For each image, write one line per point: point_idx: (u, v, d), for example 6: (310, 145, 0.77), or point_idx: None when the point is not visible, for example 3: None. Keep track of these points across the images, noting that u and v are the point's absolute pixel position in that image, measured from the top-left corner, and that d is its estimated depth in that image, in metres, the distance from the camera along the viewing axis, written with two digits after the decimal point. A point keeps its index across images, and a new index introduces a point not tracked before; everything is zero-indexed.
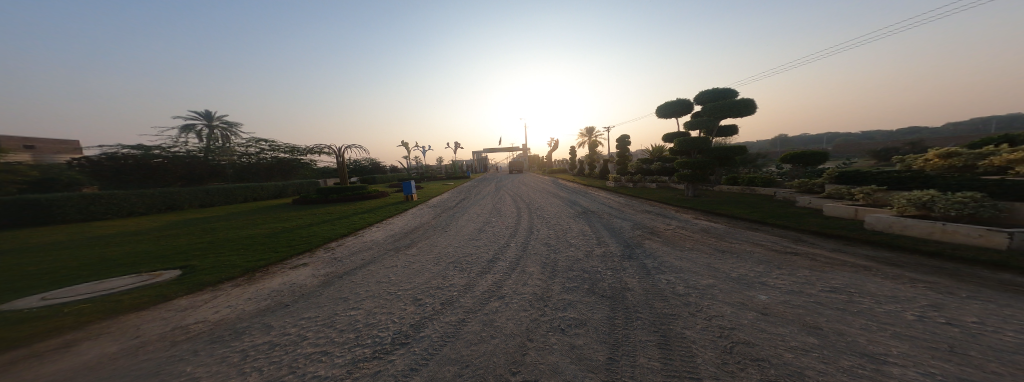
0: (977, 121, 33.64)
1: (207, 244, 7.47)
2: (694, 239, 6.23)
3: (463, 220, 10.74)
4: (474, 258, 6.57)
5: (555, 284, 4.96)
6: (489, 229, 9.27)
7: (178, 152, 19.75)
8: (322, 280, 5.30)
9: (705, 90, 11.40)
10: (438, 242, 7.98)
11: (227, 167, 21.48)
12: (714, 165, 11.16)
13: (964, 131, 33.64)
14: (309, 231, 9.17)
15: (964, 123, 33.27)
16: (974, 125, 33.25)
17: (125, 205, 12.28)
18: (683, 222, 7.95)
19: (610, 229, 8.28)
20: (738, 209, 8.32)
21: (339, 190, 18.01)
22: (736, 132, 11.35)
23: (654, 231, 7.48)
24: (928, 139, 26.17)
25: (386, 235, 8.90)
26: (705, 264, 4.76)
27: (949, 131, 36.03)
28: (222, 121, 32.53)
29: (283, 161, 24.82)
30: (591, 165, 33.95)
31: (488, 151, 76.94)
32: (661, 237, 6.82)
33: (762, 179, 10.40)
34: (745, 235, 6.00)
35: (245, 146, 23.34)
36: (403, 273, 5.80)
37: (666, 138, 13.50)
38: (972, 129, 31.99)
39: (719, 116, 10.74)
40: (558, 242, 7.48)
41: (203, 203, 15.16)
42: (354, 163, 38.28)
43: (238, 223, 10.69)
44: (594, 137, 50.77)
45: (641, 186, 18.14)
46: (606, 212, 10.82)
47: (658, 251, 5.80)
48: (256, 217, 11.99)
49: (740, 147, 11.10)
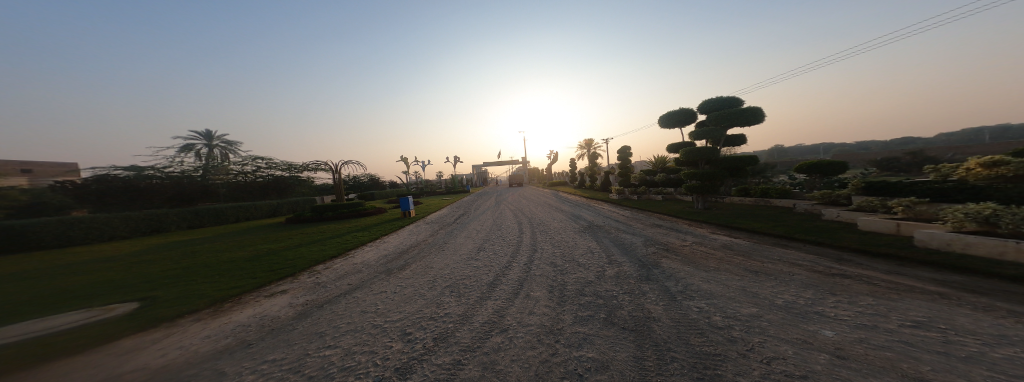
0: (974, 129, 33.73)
1: (181, 270, 6.82)
2: (717, 257, 5.60)
3: (462, 237, 10.09)
4: (473, 282, 5.92)
5: (566, 313, 4.30)
6: (488, 247, 8.63)
7: (172, 173, 19.36)
8: (299, 312, 4.63)
9: (710, 99, 11.03)
10: (433, 263, 7.32)
11: (222, 186, 21.03)
12: (725, 176, 10.63)
13: (958, 140, 33.82)
14: (296, 252, 8.51)
15: (961, 132, 33.39)
16: (967, 135, 33.45)
17: (107, 229, 11.69)
18: (700, 237, 7.33)
19: (621, 246, 7.63)
20: (758, 222, 7.72)
21: (334, 207, 17.47)
22: (746, 141, 10.88)
23: (670, 247, 6.85)
24: (928, 148, 26.05)
25: (378, 255, 8.24)
26: (740, 288, 4.13)
27: (947, 140, 36.06)
28: (221, 140, 32.50)
29: (279, 179, 24.49)
30: (592, 177, 33.50)
31: (488, 165, 77.05)
32: (679, 255, 6.17)
33: (778, 190, 9.83)
34: (774, 253, 5.40)
35: (241, 164, 23.09)
36: (392, 300, 5.13)
37: (671, 149, 13.08)
38: (969, 138, 32.06)
39: (727, 125, 10.30)
40: (564, 261, 6.82)
41: (191, 224, 14.57)
42: (354, 179, 38.08)
43: (222, 245, 10.03)
44: (593, 150, 50.88)
45: (646, 198, 17.61)
46: (614, 227, 10.18)
47: (679, 272, 5.16)
48: (243, 238, 11.36)
49: (751, 157, 10.57)
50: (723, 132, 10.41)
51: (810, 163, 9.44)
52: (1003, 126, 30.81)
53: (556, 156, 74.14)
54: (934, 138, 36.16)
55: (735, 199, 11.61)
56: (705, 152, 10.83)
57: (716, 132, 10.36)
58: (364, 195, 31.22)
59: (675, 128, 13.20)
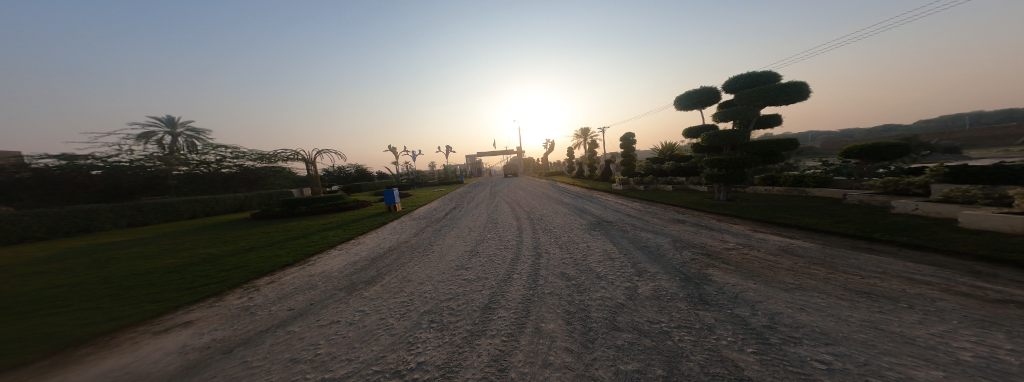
0: (951, 116, 34.80)
1: (62, 289, 5.05)
2: (789, 268, 4.19)
3: (451, 237, 8.53)
4: (462, 305, 4.39)
5: (601, 368, 2.78)
6: (483, 250, 7.13)
7: (120, 162, 17.17)
8: (192, 363, 3.00)
9: (741, 74, 9.55)
10: (413, 274, 5.79)
11: (175, 179, 18.87)
12: (757, 162, 9.26)
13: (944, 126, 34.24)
14: (241, 259, 6.83)
15: (941, 118, 34.14)
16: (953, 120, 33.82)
17: (16, 229, 9.63)
18: (744, 238, 5.92)
19: (646, 249, 6.17)
20: (809, 218, 6.39)
21: (309, 201, 15.60)
22: (782, 122, 9.47)
23: (711, 251, 5.44)
24: (923, 133, 25.90)
25: (343, 263, 6.60)
26: (869, 327, 2.70)
27: (926, 127, 37.08)
28: (188, 128, 29.77)
29: (248, 170, 22.57)
30: (590, 167, 32.17)
31: (479, 156, 74.90)
32: (733, 263, 4.71)
33: (818, 178, 8.59)
34: (867, 263, 4.03)
35: (203, 153, 20.99)
36: (342, 339, 3.54)
37: (688, 133, 11.66)
38: (948, 123, 32.85)
39: (763, 103, 8.86)
40: (580, 272, 5.35)
41: (133, 222, 12.56)
42: (339, 170, 35.91)
43: (157, 248, 8.24)
44: (589, 138, 49.62)
45: (653, 188, 16.32)
46: (628, 223, 8.76)
47: (748, 292, 3.72)
48: (191, 238, 9.59)
49: (791, 140, 9.14)
50: (759, 111, 8.97)
51: (863, 146, 8.12)
52: (981, 112, 31.61)
53: (551, 146, 72.76)
54: (914, 125, 37.04)
55: (760, 188, 10.35)
56: (734, 135, 9.41)
57: (749, 112, 8.93)
58: (347, 187, 29.16)
59: (695, 110, 11.76)
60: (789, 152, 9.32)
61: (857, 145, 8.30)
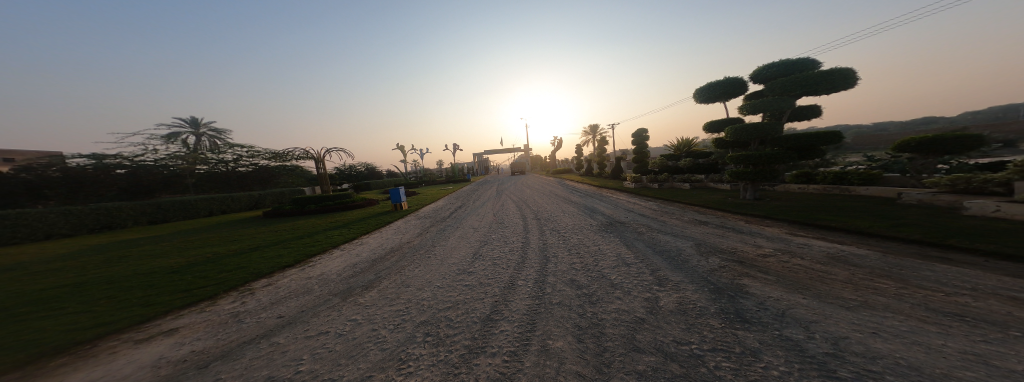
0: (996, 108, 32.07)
1: (61, 289, 4.97)
2: (844, 281, 3.53)
3: (455, 238, 8.19)
4: (462, 319, 3.98)
5: None
6: (487, 253, 6.73)
7: (144, 161, 17.94)
8: (160, 376, 2.72)
9: (774, 62, 8.63)
10: (412, 280, 5.46)
11: (194, 177, 19.62)
12: (793, 158, 8.32)
13: (989, 117, 31.43)
14: (242, 259, 6.72)
15: (983, 110, 31.56)
16: (998, 111, 31.03)
17: (42, 226, 10.03)
18: (780, 242, 5.22)
19: (665, 254, 5.59)
20: (858, 220, 5.61)
21: (318, 200, 15.71)
22: (821, 113, 8.54)
23: (742, 258, 4.80)
24: (963, 125, 23.82)
25: (342, 266, 6.35)
26: (979, 364, 2.06)
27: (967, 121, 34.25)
28: (209, 128, 30.98)
29: (263, 168, 23.24)
30: (601, 165, 31.31)
31: (488, 154, 74.80)
32: (771, 272, 4.07)
33: (866, 174, 7.71)
34: (946, 277, 3.33)
35: (221, 152, 21.74)
36: (328, 353, 3.19)
37: (711, 127, 10.79)
38: (992, 116, 30.24)
39: (799, 93, 7.96)
40: (592, 280, 4.86)
41: (153, 220, 12.97)
42: (350, 169, 36.61)
43: (168, 246, 8.31)
44: (599, 135, 48.52)
45: (669, 186, 15.47)
46: (643, 224, 8.13)
47: (796, 309, 3.10)
48: (202, 236, 9.71)
49: (833, 133, 8.20)
50: (794, 102, 8.07)
51: (923, 139, 7.03)
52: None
53: (560, 143, 71.82)
54: (953, 118, 34.29)
55: (792, 187, 9.46)
56: (765, 128, 8.49)
57: (784, 102, 8.02)
58: (357, 185, 29.63)
59: (718, 102, 10.88)
60: (831, 146, 8.36)
61: (916, 137, 7.19)
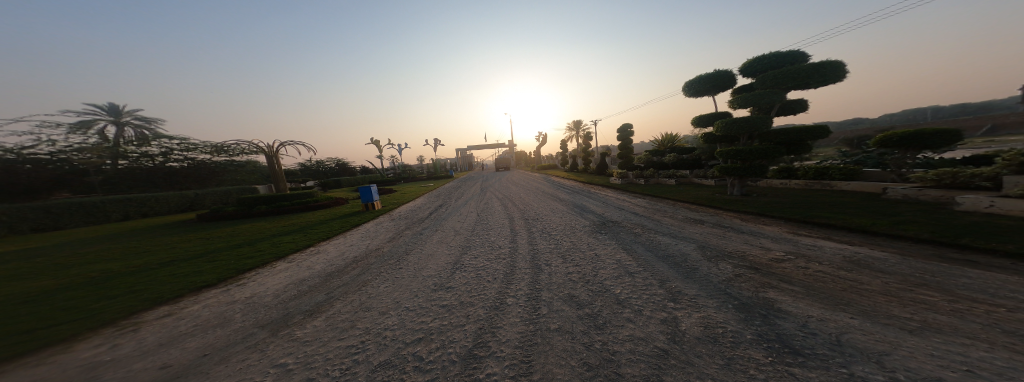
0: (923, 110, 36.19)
1: None
2: (885, 292, 3.05)
3: (433, 243, 7.15)
4: (435, 359, 3.02)
5: None
6: (471, 262, 5.82)
7: (39, 154, 14.88)
8: None
9: (763, 55, 8.68)
10: (377, 301, 4.38)
11: (103, 174, 16.46)
12: (783, 152, 8.27)
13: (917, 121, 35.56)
14: (149, 279, 5.27)
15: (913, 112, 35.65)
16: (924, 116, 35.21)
17: None
18: (788, 244, 4.84)
19: (670, 261, 5.01)
20: (857, 218, 5.43)
21: (272, 199, 13.72)
22: (808, 107, 8.61)
23: (756, 264, 4.30)
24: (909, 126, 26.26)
25: (286, 283, 5.07)
26: None
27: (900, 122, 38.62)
28: (134, 116, 26.44)
29: (202, 164, 20.34)
30: (584, 160, 31.27)
31: (469, 150, 72.89)
32: (797, 282, 3.55)
33: (847, 170, 7.99)
34: (996, 285, 2.94)
35: (146, 145, 18.68)
36: None
37: (699, 121, 10.61)
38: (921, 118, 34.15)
39: (790, 86, 7.99)
40: (594, 296, 4.14)
41: (39, 227, 10.75)
42: (316, 165, 33.53)
43: (49, 263, 6.42)
44: (582, 131, 48.74)
45: (653, 182, 15.39)
46: (636, 223, 7.64)
47: (854, 334, 2.50)
48: (108, 247, 7.78)
49: (821, 127, 8.17)
50: (785, 95, 8.10)
51: (905, 133, 7.23)
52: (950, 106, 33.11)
53: (541, 139, 71.83)
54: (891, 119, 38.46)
55: (777, 183, 9.52)
56: (756, 122, 8.40)
57: (773, 97, 8.13)
58: (324, 183, 27.06)
59: (706, 96, 10.78)
60: (818, 140, 8.35)
61: (899, 131, 7.36)
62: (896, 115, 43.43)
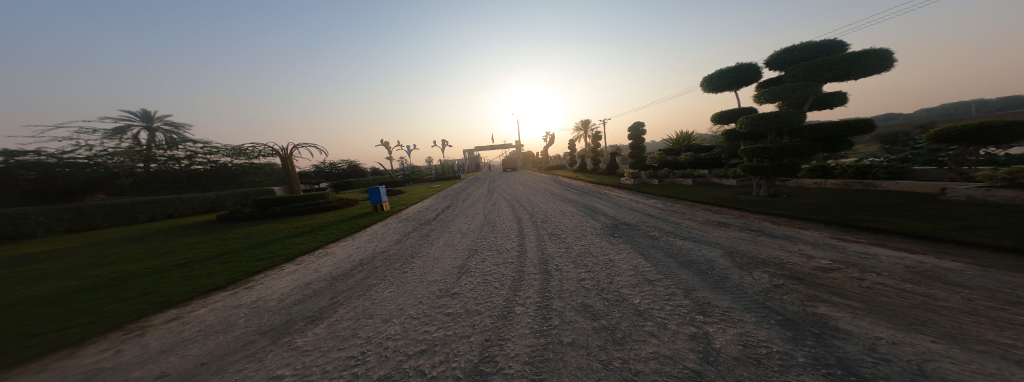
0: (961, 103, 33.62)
1: None
2: (968, 312, 2.56)
3: (439, 246, 6.95)
4: (438, 375, 2.75)
5: None
6: (478, 266, 5.56)
7: (77, 158, 15.82)
8: None
9: (795, 45, 8.07)
10: (380, 307, 4.18)
11: (132, 177, 17.27)
12: (819, 149, 7.58)
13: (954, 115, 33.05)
14: (160, 280, 5.29)
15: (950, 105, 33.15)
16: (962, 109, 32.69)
17: None
18: (833, 251, 4.30)
19: (695, 268, 4.57)
20: (912, 222, 4.83)
21: (285, 201, 13.97)
22: (848, 100, 7.90)
23: (798, 274, 3.80)
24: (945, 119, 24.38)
25: (291, 287, 4.95)
26: None
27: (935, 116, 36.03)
28: (163, 122, 27.91)
29: (223, 166, 21.13)
30: (594, 160, 30.64)
31: (478, 151, 73.19)
32: (853, 297, 3.06)
33: (893, 168, 7.33)
34: None
35: (172, 148, 19.58)
36: None
37: (721, 117, 9.95)
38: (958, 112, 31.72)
39: (827, 76, 7.36)
40: (611, 306, 3.77)
41: (73, 227, 11.33)
42: (330, 167, 34.38)
43: (72, 263, 6.60)
44: (592, 131, 47.96)
45: (669, 182, 14.73)
46: (653, 226, 7.18)
47: (942, 363, 2.05)
48: (129, 248, 7.99)
49: (864, 121, 7.44)
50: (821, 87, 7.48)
51: (964, 126, 6.55)
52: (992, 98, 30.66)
53: (550, 140, 71.26)
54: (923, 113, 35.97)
55: (809, 183, 8.85)
56: (788, 117, 7.75)
57: (806, 90, 7.57)
58: (337, 184, 27.67)
59: (728, 90, 10.11)
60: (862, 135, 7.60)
61: (957, 124, 6.66)
62: (930, 110, 40.50)
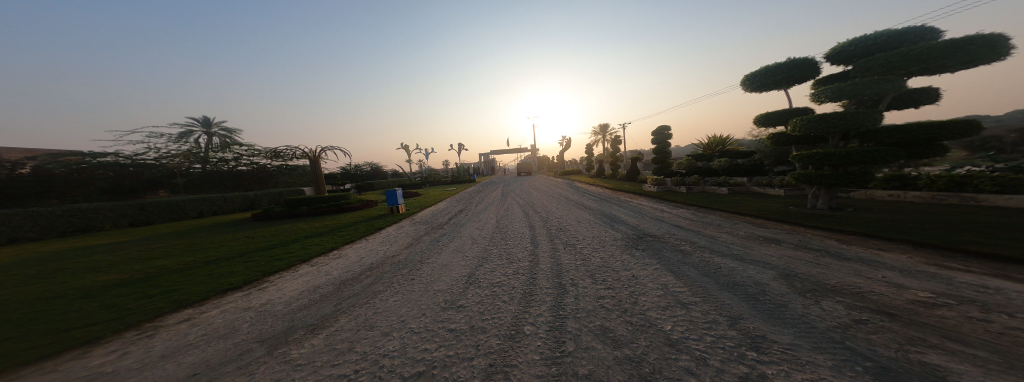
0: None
1: None
2: None
3: (450, 251, 6.71)
4: None
5: None
6: (486, 275, 5.21)
7: (145, 160, 17.88)
8: None
9: (866, 35, 7.01)
10: (381, 318, 3.93)
11: (187, 177, 19.28)
12: (902, 155, 6.30)
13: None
14: (185, 278, 5.50)
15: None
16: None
17: (6, 230, 9.77)
18: (932, 282, 3.38)
19: (739, 292, 3.84)
20: None
21: (311, 201, 14.63)
22: (940, 97, 6.60)
23: (886, 308, 2.98)
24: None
25: (300, 290, 4.89)
26: None
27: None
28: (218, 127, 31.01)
29: (263, 168, 22.88)
30: (615, 165, 29.35)
31: (497, 155, 73.70)
32: (983, 350, 2.25)
33: (1002, 180, 6.24)
34: None
35: (221, 151, 21.54)
36: None
37: (771, 118, 8.76)
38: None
39: (912, 68, 6.24)
40: (637, 332, 3.20)
41: (134, 221, 12.64)
42: (355, 169, 36.14)
43: (120, 257, 7.17)
44: (613, 134, 46.35)
45: (700, 190, 13.53)
46: (683, 239, 6.39)
47: None
48: (170, 243, 8.61)
49: (968, 122, 6.03)
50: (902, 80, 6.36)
51: None
52: None
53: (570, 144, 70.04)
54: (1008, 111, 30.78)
55: (883, 194, 7.78)
56: (859, 116, 6.58)
57: (886, 84, 6.47)
58: (360, 185, 28.96)
59: (775, 90, 8.98)
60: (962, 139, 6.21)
61: None
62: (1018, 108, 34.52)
